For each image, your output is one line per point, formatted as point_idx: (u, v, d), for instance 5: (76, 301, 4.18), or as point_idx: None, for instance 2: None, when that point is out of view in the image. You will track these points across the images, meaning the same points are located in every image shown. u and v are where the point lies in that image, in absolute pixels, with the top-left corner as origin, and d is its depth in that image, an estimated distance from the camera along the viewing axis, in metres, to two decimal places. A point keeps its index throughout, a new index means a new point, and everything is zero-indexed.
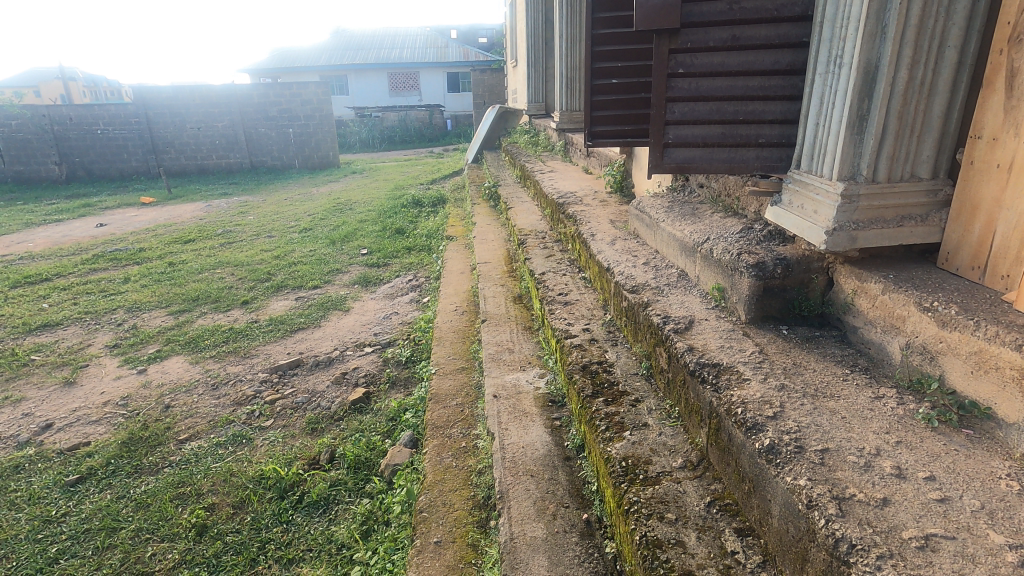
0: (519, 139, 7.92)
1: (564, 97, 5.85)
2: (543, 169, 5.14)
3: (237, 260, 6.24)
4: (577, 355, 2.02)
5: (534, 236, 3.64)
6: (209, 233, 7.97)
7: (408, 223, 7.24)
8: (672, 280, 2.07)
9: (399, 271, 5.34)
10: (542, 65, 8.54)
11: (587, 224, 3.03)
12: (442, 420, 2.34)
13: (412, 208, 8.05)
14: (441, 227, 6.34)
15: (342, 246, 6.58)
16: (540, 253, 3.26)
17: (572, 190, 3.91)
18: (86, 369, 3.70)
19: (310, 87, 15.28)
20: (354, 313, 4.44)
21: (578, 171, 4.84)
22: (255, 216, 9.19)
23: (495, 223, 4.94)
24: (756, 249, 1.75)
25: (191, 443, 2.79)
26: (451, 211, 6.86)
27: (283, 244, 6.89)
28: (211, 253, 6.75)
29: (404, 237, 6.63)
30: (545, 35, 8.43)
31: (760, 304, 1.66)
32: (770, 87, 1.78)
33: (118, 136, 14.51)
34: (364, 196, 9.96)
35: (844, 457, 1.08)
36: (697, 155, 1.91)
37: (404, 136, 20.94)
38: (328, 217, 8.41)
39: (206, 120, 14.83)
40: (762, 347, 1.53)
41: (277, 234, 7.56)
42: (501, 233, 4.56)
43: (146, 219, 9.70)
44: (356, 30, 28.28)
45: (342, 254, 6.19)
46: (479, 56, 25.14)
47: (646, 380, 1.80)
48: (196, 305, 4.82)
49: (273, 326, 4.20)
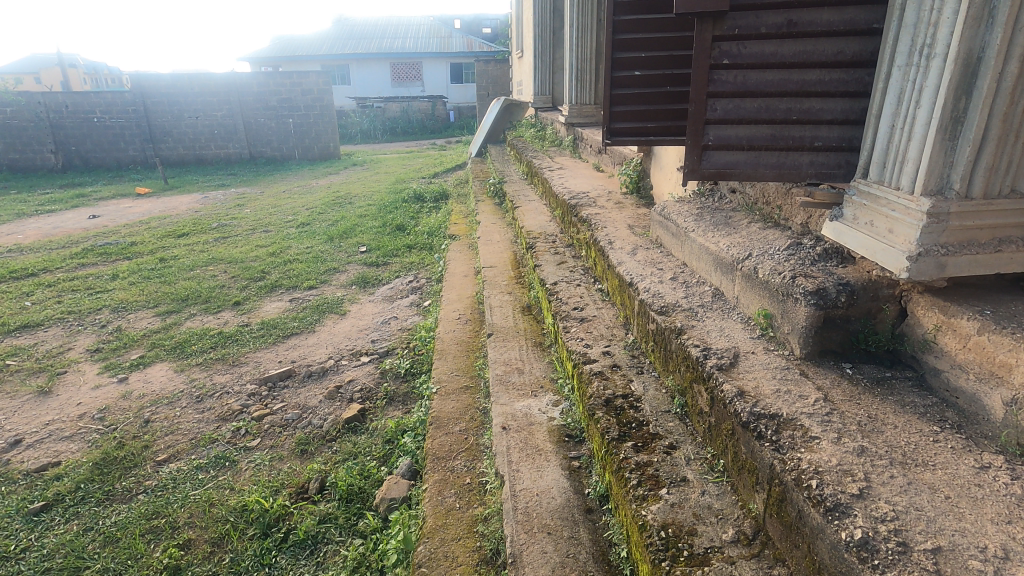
0: (524, 133, 7.64)
1: (573, 90, 5.58)
2: (551, 166, 4.88)
3: (230, 257, 6.00)
4: (599, 385, 1.78)
5: (544, 239, 3.39)
6: (204, 227, 7.73)
7: (409, 219, 6.98)
8: (706, 300, 1.83)
9: (399, 271, 5.10)
10: (550, 57, 8.26)
11: (603, 229, 2.78)
12: (444, 450, 2.11)
13: (413, 203, 7.80)
14: (443, 224, 6.09)
15: (340, 242, 6.34)
16: (550, 259, 3.02)
17: (584, 190, 3.66)
18: (64, 377, 3.47)
19: (310, 77, 14.95)
20: (351, 317, 4.20)
21: (588, 169, 4.58)
22: (252, 209, 8.94)
23: (500, 223, 4.69)
24: (813, 271, 1.50)
25: (169, 465, 2.56)
26: (454, 207, 6.60)
27: (280, 240, 6.65)
28: (204, 249, 6.51)
29: (405, 234, 6.38)
30: (553, 26, 8.14)
31: (819, 338, 1.41)
32: (831, 82, 1.53)
33: (115, 124, 14.24)
34: (364, 189, 9.70)
35: (964, 563, 0.84)
36: (740, 159, 1.66)
37: (407, 128, 20.63)
38: (326, 212, 8.15)
39: (204, 109, 14.55)
40: (827, 393, 1.29)
41: (274, 229, 7.31)
42: (507, 234, 4.32)
43: (140, 210, 9.46)
44: (359, 19, 27.88)
45: (340, 252, 5.95)
46: (483, 46, 24.76)
47: (681, 420, 1.55)
48: (185, 305, 4.59)
49: (265, 331, 3.97)
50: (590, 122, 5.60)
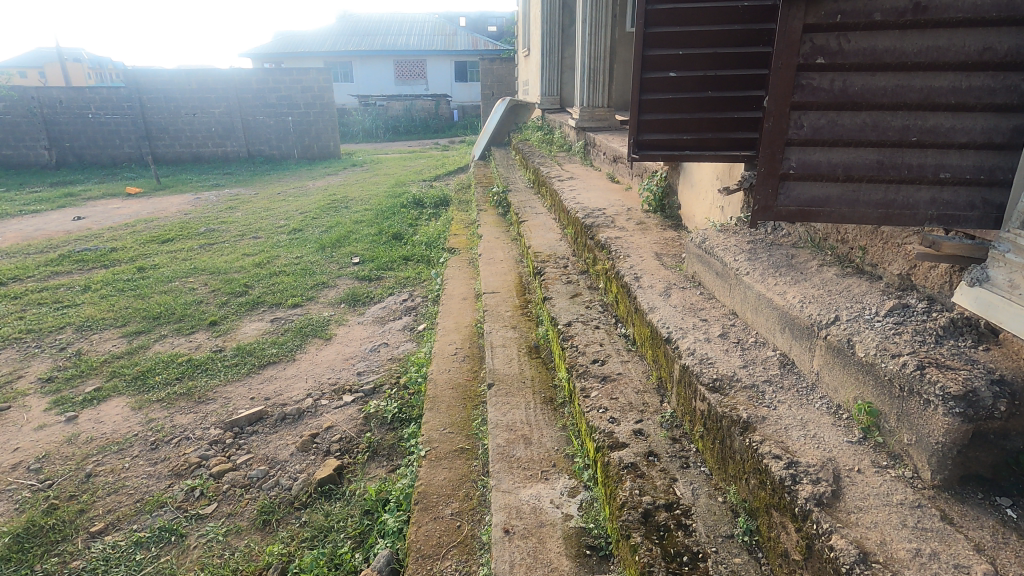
0: (531, 136, 7.20)
1: (585, 92, 5.14)
2: (561, 175, 4.46)
3: (213, 267, 5.58)
4: (631, 486, 1.35)
5: (554, 263, 2.97)
6: (191, 232, 7.31)
7: (407, 228, 6.56)
8: (774, 375, 1.39)
9: (392, 288, 4.67)
10: (558, 56, 7.83)
11: (626, 259, 2.35)
12: (431, 544, 1.68)
13: (412, 209, 7.37)
14: (442, 235, 5.66)
15: (332, 252, 5.91)
16: (562, 290, 2.60)
17: (600, 207, 3.24)
18: (5, 413, 3.05)
19: (310, 74, 14.52)
20: (336, 342, 3.78)
21: (602, 180, 4.15)
22: (243, 212, 8.53)
23: (504, 237, 4.26)
24: (946, 360, 1.07)
25: (104, 538, 2.14)
26: (455, 215, 6.18)
27: (268, 249, 6.23)
28: (188, 257, 6.09)
29: (401, 244, 5.95)
30: (562, 23, 7.72)
31: (962, 460, 1.00)
32: (964, 90, 1.33)
33: (111, 121, 13.87)
34: (361, 193, 9.27)
35: None
36: (834, 193, 1.51)
37: (409, 128, 20.21)
38: (321, 217, 7.73)
39: (202, 107, 14.15)
40: (996, 560, 0.88)
41: (264, 236, 6.90)
42: (512, 251, 3.89)
43: (129, 212, 9.07)
44: (363, 16, 27.49)
45: (330, 264, 5.52)
46: (488, 45, 24.37)
47: (751, 557, 1.13)
48: (156, 325, 4.16)
49: (239, 359, 3.54)
50: (603, 127, 5.16)
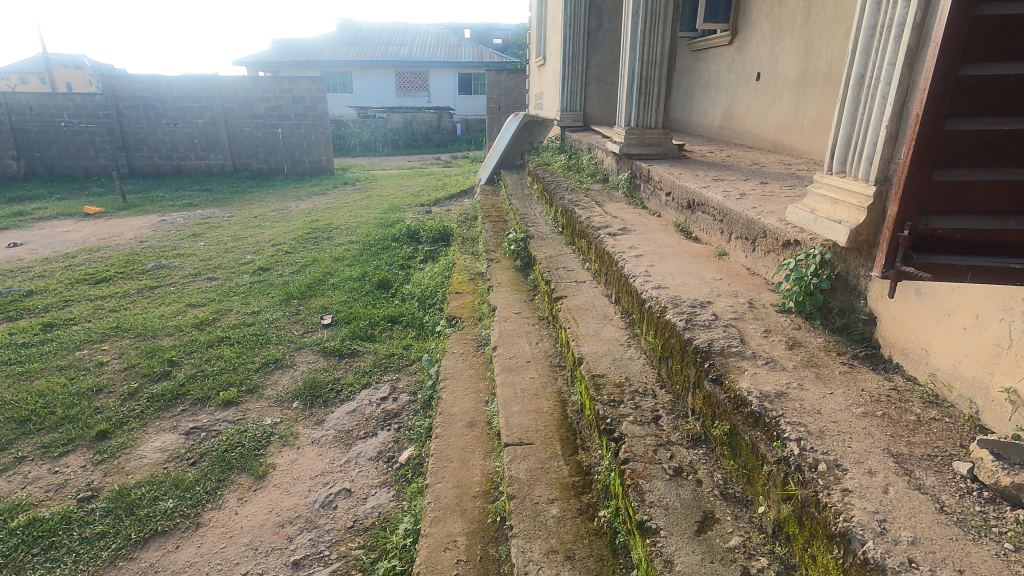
0: (550, 159, 5.96)
1: (634, 108, 3.88)
2: (609, 222, 3.20)
3: (141, 328, 4.28)
4: None
5: (633, 408, 1.69)
6: (137, 269, 6.02)
7: (397, 272, 5.27)
8: None
9: (369, 374, 3.37)
10: (582, 65, 6.61)
11: (842, 480, 1.06)
12: None
13: (406, 246, 6.10)
14: (441, 288, 4.39)
15: (299, 307, 4.62)
16: (673, 501, 1.31)
17: (700, 298, 1.97)
18: None
19: (302, 82, 13.27)
20: (273, 481, 2.48)
21: (671, 235, 2.87)
22: (208, 242, 7.23)
23: (529, 313, 2.98)
24: None
25: None
26: (457, 259, 4.91)
27: (221, 298, 4.94)
28: (116, 308, 4.79)
29: (388, 297, 4.68)
30: (588, 26, 6.50)
31: None
32: None
33: (84, 130, 12.67)
34: (347, 219, 7.99)
35: None
36: None
37: (409, 141, 19.05)
38: (296, 252, 6.45)
39: (183, 116, 12.93)
40: None
41: (222, 278, 5.61)
42: (543, 344, 2.59)
43: (78, 238, 7.79)
44: (364, 25, 26.45)
45: (292, 326, 4.22)
46: (493, 57, 23.29)
47: None
48: (19, 437, 2.85)
49: (111, 524, 2.23)
50: (656, 154, 3.88)
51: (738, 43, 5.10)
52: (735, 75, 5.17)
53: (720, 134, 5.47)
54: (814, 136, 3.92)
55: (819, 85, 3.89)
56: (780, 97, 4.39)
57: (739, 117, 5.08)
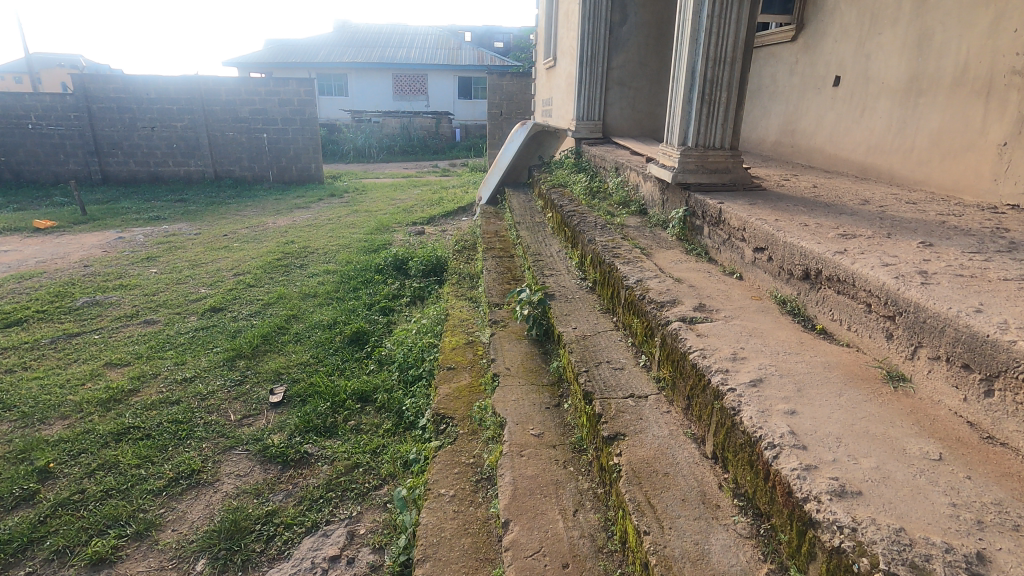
0: (565, 179, 4.93)
1: (692, 121, 2.85)
2: (673, 290, 2.16)
3: (29, 406, 3.23)
4: None
5: None
6: (64, 307, 4.96)
7: (377, 322, 4.24)
8: None
9: (319, 505, 2.33)
10: (602, 66, 5.60)
11: None
12: None
13: (390, 283, 5.05)
14: (429, 353, 3.36)
15: (247, 373, 3.57)
16: None
17: (949, 537, 0.93)
18: None
19: (289, 84, 12.16)
20: None
21: (780, 325, 1.85)
22: (163, 269, 6.18)
23: (557, 437, 1.95)
24: None
25: None
26: (452, 308, 3.87)
27: (152, 357, 3.88)
28: (14, 370, 3.74)
29: (361, 361, 3.64)
30: (610, 21, 5.48)
31: None
32: None
33: (51, 133, 11.66)
34: (327, 241, 6.95)
35: None
36: None
37: (405, 148, 18.04)
38: (260, 286, 5.40)
39: (159, 119, 11.89)
40: None
41: (162, 323, 4.55)
42: (586, 521, 1.55)
43: (16, 260, 6.73)
44: (362, 26, 25.46)
45: (230, 406, 3.17)
46: (495, 60, 22.28)
47: None
48: None
49: None
50: (721, 184, 2.88)
51: (804, 38, 4.08)
52: (798, 80, 4.17)
53: (776, 152, 4.46)
54: (934, 162, 2.92)
55: (942, 92, 2.89)
56: (874, 107, 3.38)
57: (805, 131, 4.07)
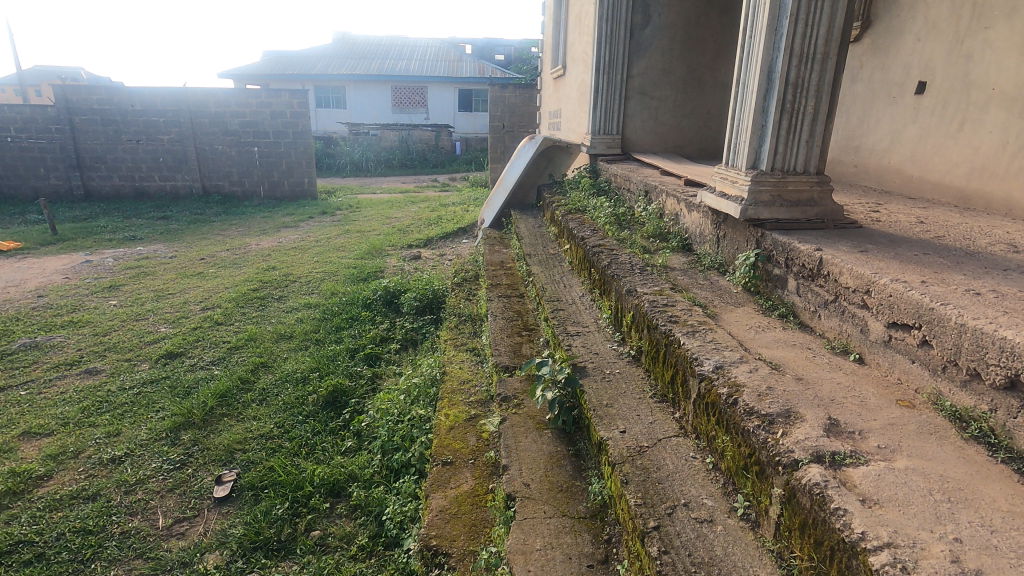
0: (583, 202, 4.24)
1: (767, 139, 2.16)
2: (778, 387, 1.45)
3: None
4: None
5: None
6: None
7: (360, 377, 3.50)
8: None
9: None
10: (621, 74, 4.94)
11: None
12: None
13: (379, 324, 4.33)
14: (421, 430, 2.64)
15: (193, 451, 2.83)
16: None
17: None
18: None
19: (281, 95, 11.47)
20: None
21: (980, 470, 1.14)
22: (125, 300, 5.45)
23: None
24: None
25: None
26: (449, 364, 3.13)
27: (81, 425, 3.14)
28: None
29: (337, 436, 2.90)
30: (631, 22, 4.82)
31: None
32: None
33: (29, 146, 10.99)
34: (313, 267, 6.23)
35: None
36: None
37: (404, 162, 17.41)
38: (230, 323, 4.67)
39: (145, 132, 11.23)
40: None
41: (107, 374, 3.81)
42: None
43: None
44: (361, 38, 24.98)
45: (160, 505, 2.43)
46: (496, 72, 21.71)
47: None
48: None
49: None
50: (804, 220, 2.18)
51: (872, 37, 3.41)
52: (863, 86, 3.50)
53: (831, 172, 3.78)
54: None
55: None
56: (979, 119, 2.70)
57: (874, 148, 3.39)
